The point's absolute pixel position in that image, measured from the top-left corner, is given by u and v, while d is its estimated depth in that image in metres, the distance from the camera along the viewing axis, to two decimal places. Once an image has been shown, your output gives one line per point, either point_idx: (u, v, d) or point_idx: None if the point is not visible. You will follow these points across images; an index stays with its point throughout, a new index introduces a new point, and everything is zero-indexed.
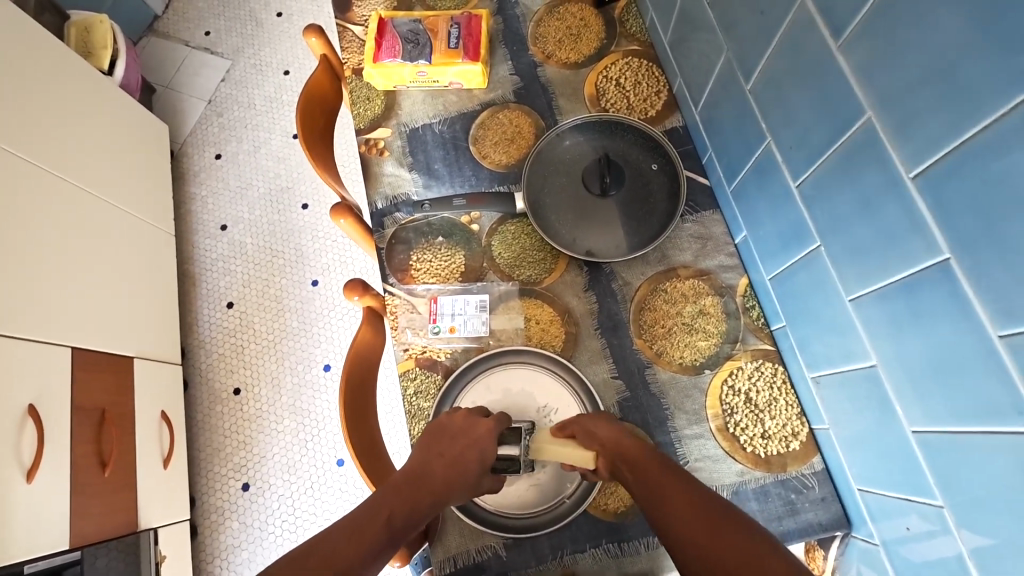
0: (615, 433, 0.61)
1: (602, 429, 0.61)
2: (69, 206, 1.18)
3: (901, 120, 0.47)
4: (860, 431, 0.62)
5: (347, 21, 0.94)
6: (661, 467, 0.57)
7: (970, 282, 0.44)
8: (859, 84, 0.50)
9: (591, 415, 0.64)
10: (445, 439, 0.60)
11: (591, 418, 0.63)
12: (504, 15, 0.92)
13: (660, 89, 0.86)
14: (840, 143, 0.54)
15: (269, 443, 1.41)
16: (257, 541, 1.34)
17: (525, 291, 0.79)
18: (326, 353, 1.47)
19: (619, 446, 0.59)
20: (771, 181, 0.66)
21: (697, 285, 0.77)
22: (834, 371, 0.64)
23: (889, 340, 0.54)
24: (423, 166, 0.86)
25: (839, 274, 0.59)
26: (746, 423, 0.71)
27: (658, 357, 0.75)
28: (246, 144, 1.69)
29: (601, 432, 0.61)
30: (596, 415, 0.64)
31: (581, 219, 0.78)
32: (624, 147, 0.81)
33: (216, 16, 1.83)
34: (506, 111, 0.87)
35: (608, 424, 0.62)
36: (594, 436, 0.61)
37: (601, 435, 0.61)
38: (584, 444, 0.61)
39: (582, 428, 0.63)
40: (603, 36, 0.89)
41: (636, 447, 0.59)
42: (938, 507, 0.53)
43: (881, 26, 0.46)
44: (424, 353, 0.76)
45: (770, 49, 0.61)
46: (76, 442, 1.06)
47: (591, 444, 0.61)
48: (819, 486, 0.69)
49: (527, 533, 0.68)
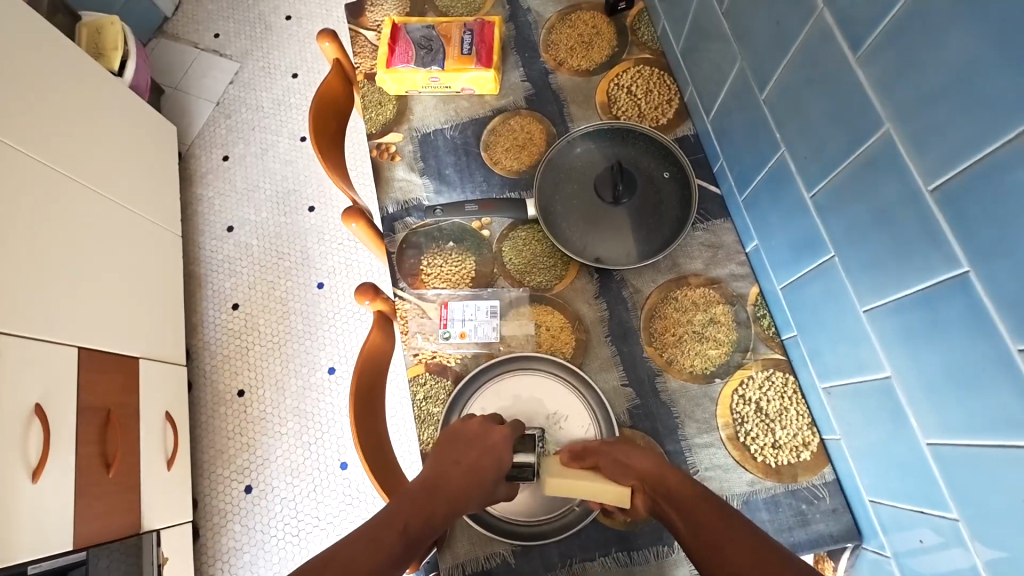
0: (649, 464, 0.61)
1: (638, 461, 0.61)
2: (77, 206, 1.18)
3: (920, 132, 0.47)
4: (872, 442, 0.62)
5: (360, 26, 0.94)
6: (704, 500, 0.57)
7: (988, 295, 0.44)
8: (878, 96, 0.50)
9: (616, 444, 0.65)
10: (460, 446, 0.61)
11: (618, 448, 0.64)
12: (516, 22, 0.92)
13: (672, 98, 0.87)
14: (857, 155, 0.54)
15: (273, 445, 1.41)
16: (260, 544, 1.33)
17: (536, 297, 0.79)
18: (332, 356, 1.47)
19: (657, 477, 0.59)
20: (784, 191, 0.67)
21: (707, 293, 0.77)
22: (847, 381, 0.64)
23: (904, 352, 0.54)
24: (435, 171, 0.86)
25: (853, 285, 0.59)
26: (756, 433, 0.71)
27: (668, 365, 0.75)
28: (254, 146, 1.69)
29: (635, 465, 0.61)
30: (623, 444, 0.64)
31: (593, 226, 0.78)
32: (635, 155, 0.81)
33: (226, 18, 1.84)
34: (518, 118, 0.88)
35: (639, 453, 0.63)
36: (629, 468, 0.61)
37: (637, 467, 0.61)
38: (616, 477, 0.61)
39: (609, 459, 0.63)
40: (615, 44, 0.90)
41: (677, 480, 0.59)
42: (952, 520, 0.53)
43: (900, 39, 0.47)
44: (433, 358, 0.76)
45: (786, 60, 0.61)
46: (82, 442, 1.06)
47: (627, 476, 0.61)
48: (830, 497, 0.69)
49: (536, 540, 0.68)
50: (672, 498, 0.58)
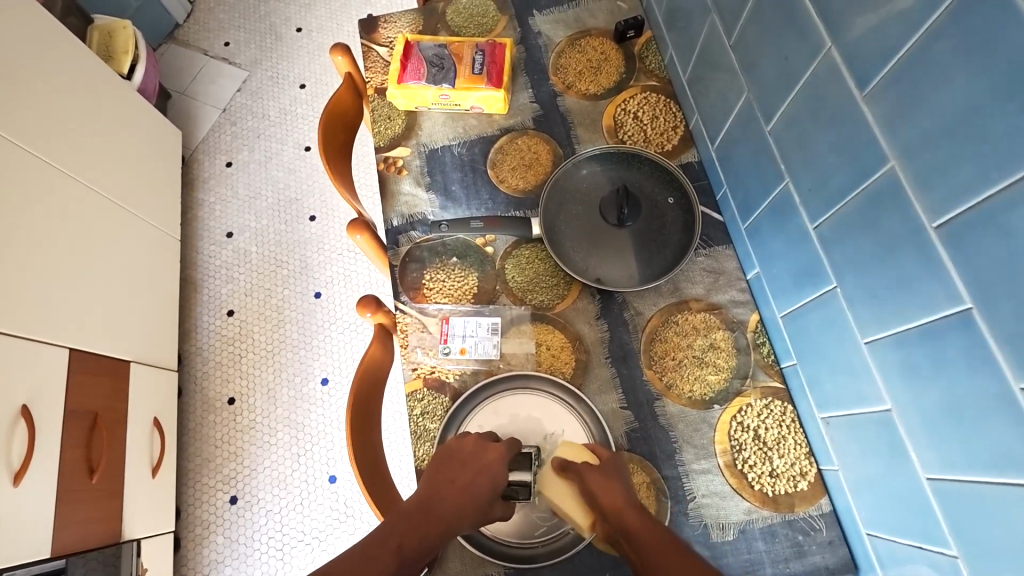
0: (617, 498, 0.59)
1: (603, 492, 0.59)
2: (75, 206, 1.17)
3: (924, 171, 0.48)
4: (870, 474, 0.62)
5: (373, 41, 0.95)
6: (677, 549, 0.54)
7: (990, 332, 0.44)
8: (882, 134, 0.51)
9: (593, 468, 0.62)
10: (456, 465, 0.61)
11: (593, 473, 0.61)
12: (527, 45, 0.94)
13: (677, 125, 0.88)
14: (860, 190, 0.55)
15: (262, 455, 1.39)
16: (242, 557, 1.30)
17: (537, 316, 0.79)
18: (325, 366, 1.46)
19: (617, 514, 0.58)
20: (787, 221, 0.68)
21: (708, 318, 0.78)
22: (845, 412, 0.64)
23: (905, 385, 0.54)
24: (441, 187, 0.86)
25: (854, 316, 0.59)
26: (754, 461, 0.71)
27: (668, 389, 0.75)
28: (258, 153, 1.70)
29: (601, 496, 0.59)
30: (599, 470, 0.62)
31: (596, 248, 0.79)
32: (641, 180, 0.82)
33: (237, 28, 1.87)
34: (526, 137, 0.89)
35: (611, 482, 0.60)
36: (593, 497, 0.60)
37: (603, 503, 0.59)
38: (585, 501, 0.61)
39: (584, 482, 0.61)
40: (623, 70, 0.92)
41: (637, 517, 0.57)
42: (951, 557, 0.53)
43: (904, 81, 0.48)
44: (432, 373, 0.76)
45: (792, 94, 0.63)
46: (66, 445, 1.04)
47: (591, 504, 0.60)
48: (826, 529, 0.68)
49: (529, 563, 0.67)
50: (629, 535, 0.56)
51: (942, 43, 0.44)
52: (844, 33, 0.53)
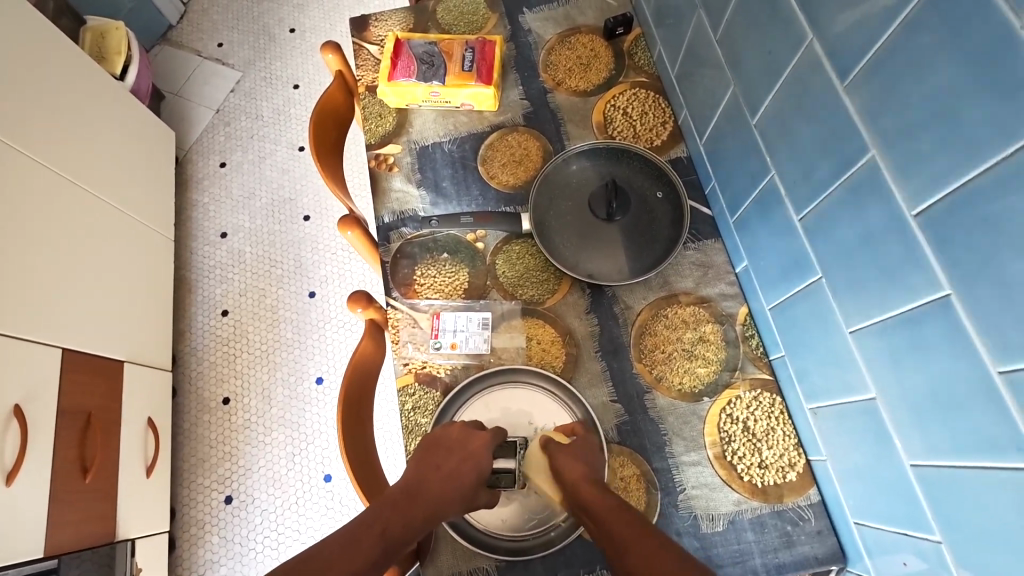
0: (578, 475, 0.61)
1: (565, 467, 0.62)
2: (66, 205, 1.17)
3: (903, 161, 0.48)
4: (857, 464, 0.62)
5: (364, 40, 0.96)
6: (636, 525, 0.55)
7: (969, 317, 0.45)
8: (864, 125, 0.52)
9: (563, 449, 0.64)
10: (442, 452, 0.62)
11: (561, 453, 0.64)
12: (517, 42, 0.94)
13: (666, 120, 0.89)
14: (843, 180, 0.55)
15: (256, 455, 1.39)
16: (237, 557, 1.30)
17: (528, 310, 0.79)
18: (320, 365, 1.46)
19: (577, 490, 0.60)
20: (774, 214, 0.68)
21: (697, 312, 0.78)
22: (832, 403, 0.64)
23: (889, 373, 0.55)
24: (432, 183, 0.87)
25: (839, 307, 0.60)
26: (743, 452, 0.71)
27: (658, 382, 0.75)
28: (252, 153, 1.70)
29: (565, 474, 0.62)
30: (568, 450, 0.64)
31: (586, 243, 0.79)
32: (630, 174, 0.83)
33: (230, 29, 1.87)
34: (516, 134, 0.89)
35: (575, 462, 0.62)
36: (558, 475, 0.62)
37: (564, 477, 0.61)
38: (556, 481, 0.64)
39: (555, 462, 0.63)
40: (612, 67, 0.92)
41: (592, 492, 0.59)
42: (935, 542, 0.53)
43: (885, 72, 0.49)
44: (424, 368, 0.76)
45: (777, 87, 0.63)
46: (60, 445, 1.04)
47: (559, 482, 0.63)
48: (815, 518, 0.68)
49: (520, 555, 0.67)
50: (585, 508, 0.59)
51: (921, 32, 0.44)
52: (825, 25, 0.54)
